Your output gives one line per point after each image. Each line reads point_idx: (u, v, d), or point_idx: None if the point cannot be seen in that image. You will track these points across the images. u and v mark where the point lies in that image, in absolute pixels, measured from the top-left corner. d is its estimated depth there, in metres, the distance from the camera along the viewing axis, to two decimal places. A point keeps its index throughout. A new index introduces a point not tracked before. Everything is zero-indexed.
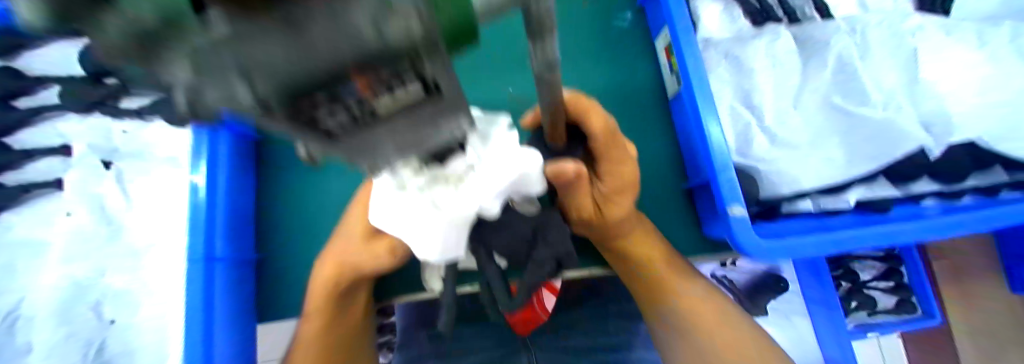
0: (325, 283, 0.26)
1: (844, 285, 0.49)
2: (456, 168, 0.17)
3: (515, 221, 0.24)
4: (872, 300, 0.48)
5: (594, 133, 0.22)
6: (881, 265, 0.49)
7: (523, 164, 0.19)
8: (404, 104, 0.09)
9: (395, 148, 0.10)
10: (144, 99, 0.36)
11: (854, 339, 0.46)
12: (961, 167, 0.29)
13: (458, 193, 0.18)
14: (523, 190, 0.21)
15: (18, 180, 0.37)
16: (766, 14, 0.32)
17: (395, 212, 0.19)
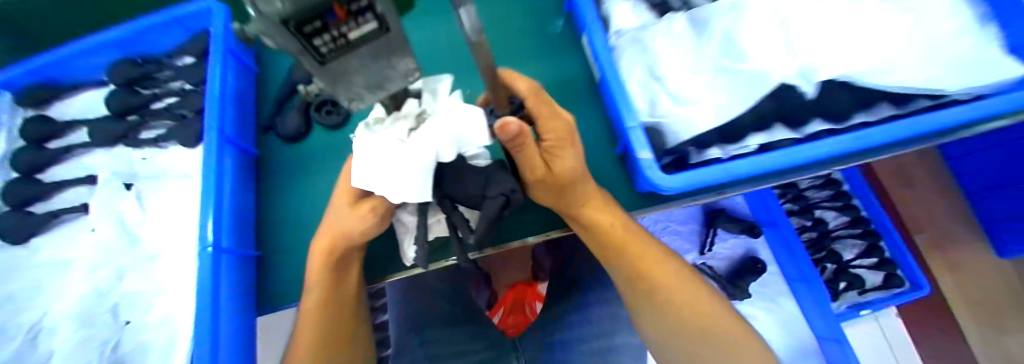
0: (321, 251, 0.30)
1: (830, 267, 0.64)
2: (408, 113, 0.24)
3: (471, 173, 0.30)
4: (858, 280, 0.62)
5: (521, 94, 0.25)
6: (862, 245, 0.64)
7: (465, 116, 0.24)
8: (368, 39, 0.13)
9: (361, 80, 0.16)
10: (157, 131, 0.43)
11: (848, 318, 0.62)
12: (843, 109, 0.34)
13: (417, 134, 0.24)
14: (470, 142, 0.26)
15: (45, 209, 0.43)
16: (664, 6, 0.40)
17: (372, 165, 0.24)
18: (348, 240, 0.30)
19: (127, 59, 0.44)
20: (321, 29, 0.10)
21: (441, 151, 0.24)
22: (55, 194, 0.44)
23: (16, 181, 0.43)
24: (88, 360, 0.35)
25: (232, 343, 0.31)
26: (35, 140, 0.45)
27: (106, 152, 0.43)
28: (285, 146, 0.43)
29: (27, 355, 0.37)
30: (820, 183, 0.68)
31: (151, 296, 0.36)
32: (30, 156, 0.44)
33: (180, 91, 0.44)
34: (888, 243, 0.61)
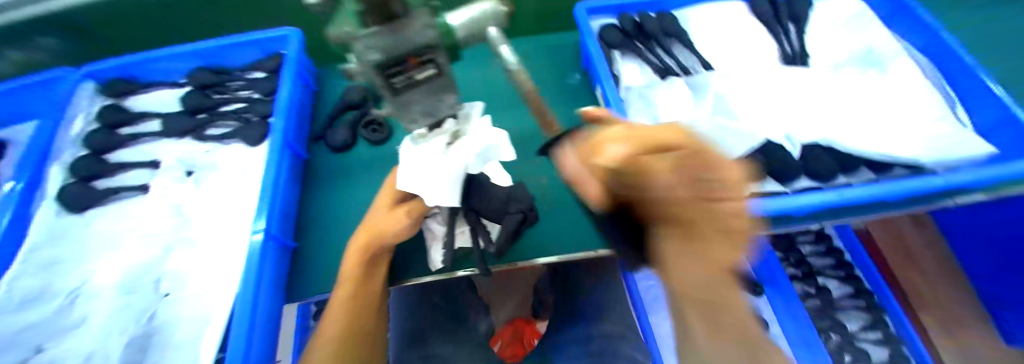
0: (357, 248, 0.33)
1: (834, 339, 0.60)
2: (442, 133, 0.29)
3: (494, 190, 0.34)
4: (864, 353, 0.58)
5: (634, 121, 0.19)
6: (866, 316, 0.61)
7: (489, 137, 0.29)
8: (428, 77, 0.21)
9: (421, 109, 0.24)
10: (223, 129, 0.50)
11: None
12: (830, 167, 0.39)
13: (455, 147, 0.29)
14: (495, 158, 0.30)
15: (105, 185, 0.48)
16: (667, 70, 0.47)
17: (417, 172, 0.29)
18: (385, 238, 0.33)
19: (204, 67, 0.52)
20: (399, 72, 0.19)
21: (469, 163, 0.29)
22: (117, 173, 0.49)
23: (86, 157, 0.48)
24: (124, 326, 0.37)
25: (266, 321, 0.34)
26: (109, 125, 0.51)
27: (174, 141, 0.49)
28: (332, 155, 0.49)
29: (62, 317, 0.40)
30: (822, 249, 0.68)
31: (191, 273, 0.40)
32: (102, 138, 0.50)
33: (248, 98, 0.50)
34: (891, 317, 0.60)
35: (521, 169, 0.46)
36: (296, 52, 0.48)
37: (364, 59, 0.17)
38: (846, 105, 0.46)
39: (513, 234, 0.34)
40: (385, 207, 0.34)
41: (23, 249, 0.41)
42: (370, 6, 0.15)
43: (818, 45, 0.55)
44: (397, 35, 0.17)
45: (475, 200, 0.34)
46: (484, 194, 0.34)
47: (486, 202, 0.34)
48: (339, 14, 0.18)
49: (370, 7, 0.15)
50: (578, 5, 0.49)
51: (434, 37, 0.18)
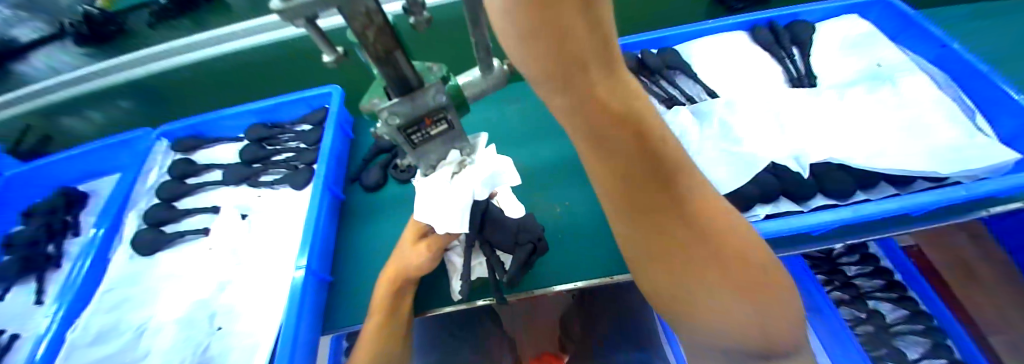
0: (387, 279, 0.36)
1: None
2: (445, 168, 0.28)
3: (507, 221, 0.37)
4: None
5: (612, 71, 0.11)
6: (927, 342, 0.56)
7: (495, 166, 0.31)
8: (441, 132, 0.25)
9: (436, 157, 0.27)
10: (273, 176, 0.56)
11: None
12: (842, 185, 0.40)
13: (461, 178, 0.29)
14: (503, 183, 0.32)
15: (173, 229, 0.55)
16: (672, 101, 0.49)
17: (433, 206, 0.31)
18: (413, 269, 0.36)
19: (261, 123, 0.60)
20: (416, 129, 0.23)
21: (476, 191, 0.30)
22: (183, 217, 0.56)
23: (157, 205, 0.56)
24: (181, 359, 0.41)
25: (306, 352, 0.37)
26: (178, 177, 0.59)
27: (232, 188, 0.56)
28: (365, 194, 0.54)
29: (127, 352, 0.44)
30: (868, 271, 0.63)
31: (241, 307, 0.44)
32: (172, 189, 0.57)
33: (297, 148, 0.57)
34: (955, 343, 0.55)
35: (535, 200, 0.48)
36: (338, 108, 0.57)
37: (389, 123, 0.21)
38: (858, 121, 0.47)
39: (527, 264, 0.37)
40: (411, 243, 0.37)
41: (100, 290, 0.48)
42: (381, 55, 0.17)
43: (823, 66, 0.57)
44: (412, 101, 0.21)
45: (489, 231, 0.37)
46: (498, 225, 0.37)
47: (500, 233, 0.37)
48: (370, 93, 0.23)
49: (380, 55, 0.17)
50: None
51: (443, 99, 0.22)
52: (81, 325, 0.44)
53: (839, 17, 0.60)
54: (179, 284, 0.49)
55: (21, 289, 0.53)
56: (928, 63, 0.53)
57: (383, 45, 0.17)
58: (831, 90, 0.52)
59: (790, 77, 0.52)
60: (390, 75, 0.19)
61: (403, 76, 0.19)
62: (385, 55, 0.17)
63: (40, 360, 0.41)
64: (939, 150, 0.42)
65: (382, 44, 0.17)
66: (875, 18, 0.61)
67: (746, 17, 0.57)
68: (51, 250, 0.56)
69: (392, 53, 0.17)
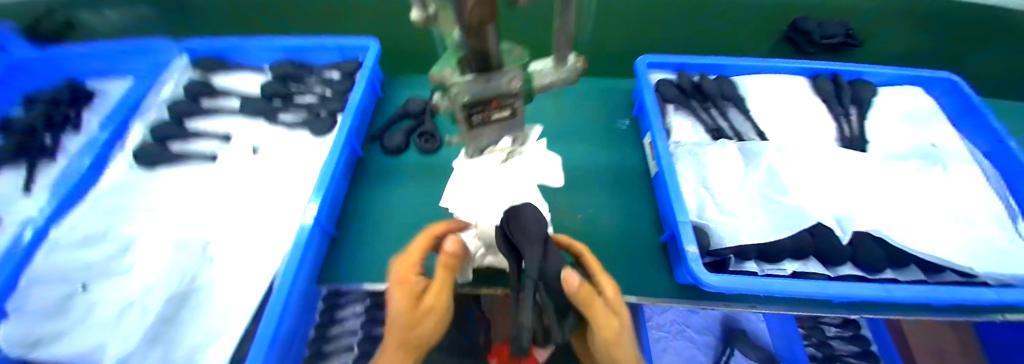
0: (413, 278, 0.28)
1: None
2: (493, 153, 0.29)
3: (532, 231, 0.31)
4: None
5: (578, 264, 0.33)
6: None
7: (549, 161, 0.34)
8: (503, 118, 0.24)
9: (487, 140, 0.27)
10: (293, 116, 0.53)
11: None
12: (876, 259, 0.38)
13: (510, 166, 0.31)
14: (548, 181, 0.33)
15: (180, 149, 0.52)
16: (720, 133, 0.47)
17: None
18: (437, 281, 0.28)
19: (289, 60, 0.58)
20: (481, 110, 0.22)
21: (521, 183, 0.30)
22: (192, 139, 0.53)
23: (167, 120, 0.53)
24: (167, 282, 0.39)
25: (297, 302, 0.36)
26: (192, 95, 0.57)
27: (249, 121, 0.54)
28: (384, 156, 0.52)
29: (112, 262, 0.41)
30: (845, 335, 0.63)
31: (235, 243, 0.43)
32: (184, 105, 0.54)
33: (321, 94, 0.55)
34: None
35: (557, 202, 0.46)
36: (373, 62, 0.54)
37: (456, 98, 0.20)
38: (904, 197, 0.45)
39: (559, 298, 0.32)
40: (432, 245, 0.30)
41: (96, 193, 0.46)
42: (472, 28, 0.11)
43: (875, 133, 0.55)
44: (487, 84, 0.19)
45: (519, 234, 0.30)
46: (519, 226, 0.29)
47: (547, 262, 0.29)
48: (441, 61, 0.22)
49: (471, 28, 0.11)
50: (641, 57, 0.51)
51: (517, 86, 0.21)
52: (69, 224, 0.42)
53: (902, 87, 0.58)
54: (174, 205, 0.47)
55: (10, 175, 0.51)
56: (980, 155, 0.52)
57: (481, 21, 0.10)
58: (881, 158, 0.50)
59: (842, 135, 0.50)
60: (473, 58, 0.17)
61: (487, 55, 0.17)
62: (475, 29, 0.11)
63: (22, 249, 0.39)
64: (983, 244, 0.40)
65: (481, 19, 0.10)
66: (937, 96, 0.59)
67: (812, 64, 0.54)
68: (47, 141, 0.54)
69: (484, 28, 0.12)
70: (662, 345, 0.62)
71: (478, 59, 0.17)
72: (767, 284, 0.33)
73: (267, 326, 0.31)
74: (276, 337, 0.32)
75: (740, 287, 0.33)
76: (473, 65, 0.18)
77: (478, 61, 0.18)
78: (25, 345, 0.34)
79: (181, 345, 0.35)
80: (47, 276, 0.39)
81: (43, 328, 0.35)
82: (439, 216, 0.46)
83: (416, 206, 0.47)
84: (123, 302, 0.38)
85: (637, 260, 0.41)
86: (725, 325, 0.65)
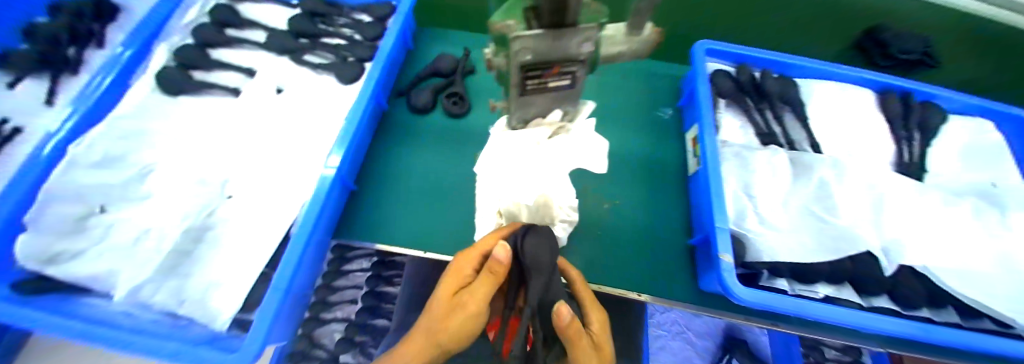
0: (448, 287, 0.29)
1: None
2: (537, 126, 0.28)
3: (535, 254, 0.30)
4: None
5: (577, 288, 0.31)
6: None
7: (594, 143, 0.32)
8: (559, 85, 0.22)
9: (536, 109, 0.25)
10: (319, 59, 0.52)
11: None
12: (917, 295, 0.36)
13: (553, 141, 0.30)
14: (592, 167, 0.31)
15: (201, 77, 0.51)
16: (772, 138, 0.44)
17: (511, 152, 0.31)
18: (480, 288, 0.27)
19: None
20: (540, 74, 0.20)
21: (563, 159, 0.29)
22: (214, 69, 0.52)
23: (191, 47, 0.51)
24: (185, 214, 0.39)
25: (313, 252, 0.35)
26: (218, 24, 0.54)
27: (273, 57, 0.52)
28: (410, 114, 0.50)
29: (132, 187, 0.41)
30: (845, 359, 0.63)
31: (253, 183, 0.42)
32: (209, 33, 0.52)
33: (350, 38, 0.52)
34: None
35: (584, 187, 0.44)
36: (408, 10, 0.50)
37: (518, 57, 0.18)
38: (956, 235, 0.42)
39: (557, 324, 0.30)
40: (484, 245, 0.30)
41: (110, 116, 0.44)
42: None
43: (935, 162, 0.50)
44: (555, 42, 0.17)
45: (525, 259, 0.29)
46: (536, 245, 0.27)
47: (551, 288, 0.27)
48: (503, 10, 0.19)
49: None
50: (699, 42, 0.46)
51: (585, 50, 0.19)
52: (86, 142, 0.40)
53: (969, 117, 0.53)
54: (196, 135, 0.46)
55: (33, 84, 0.50)
56: None
57: None
58: (937, 190, 0.46)
59: (901, 159, 0.46)
60: (550, 12, 0.14)
61: (566, 9, 0.14)
62: None
63: (44, 161, 0.39)
64: None
65: None
66: (1006, 132, 0.54)
67: (884, 77, 0.49)
68: (72, 54, 0.53)
69: None
70: (661, 342, 0.63)
71: (556, 14, 0.15)
72: (799, 305, 0.31)
73: (280, 278, 0.31)
74: (291, 287, 0.32)
75: (767, 304, 0.31)
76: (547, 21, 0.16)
77: (555, 17, 0.15)
78: (42, 261, 0.34)
79: (197, 280, 0.35)
80: (61, 193, 0.37)
81: (64, 244, 0.36)
82: (460, 185, 0.45)
83: (438, 171, 0.46)
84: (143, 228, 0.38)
85: (660, 259, 0.40)
86: (725, 332, 0.65)
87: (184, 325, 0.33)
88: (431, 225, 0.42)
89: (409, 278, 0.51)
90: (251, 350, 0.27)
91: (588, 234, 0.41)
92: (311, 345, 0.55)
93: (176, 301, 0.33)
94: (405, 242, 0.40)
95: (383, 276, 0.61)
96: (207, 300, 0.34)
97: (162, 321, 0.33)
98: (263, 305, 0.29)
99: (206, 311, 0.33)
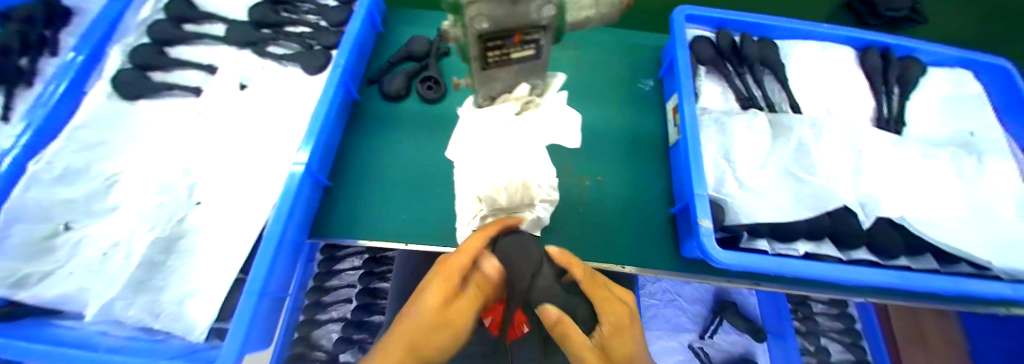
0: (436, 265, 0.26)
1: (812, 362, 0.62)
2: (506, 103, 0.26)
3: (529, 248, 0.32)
4: None
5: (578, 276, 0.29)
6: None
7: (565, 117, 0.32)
8: (524, 57, 0.21)
9: (501, 84, 0.24)
10: (283, 50, 0.50)
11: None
12: (892, 245, 0.37)
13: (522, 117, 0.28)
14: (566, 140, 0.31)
15: (161, 79, 0.48)
16: (752, 102, 0.43)
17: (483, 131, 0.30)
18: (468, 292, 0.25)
19: None
20: (501, 44, 0.19)
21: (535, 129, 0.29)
22: (174, 69, 0.49)
23: (147, 47, 0.48)
24: (153, 223, 0.38)
25: (288, 251, 0.35)
26: (173, 19, 0.51)
27: (234, 51, 0.49)
28: (383, 103, 0.48)
29: (96, 200, 0.39)
30: (832, 312, 0.66)
31: (224, 187, 0.41)
32: (163, 30, 0.49)
33: (315, 24, 0.50)
34: None
35: (566, 165, 0.44)
36: None
37: (473, 26, 0.16)
38: (934, 186, 0.42)
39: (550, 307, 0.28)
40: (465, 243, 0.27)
41: (67, 125, 0.41)
42: None
43: (914, 115, 0.50)
44: (513, 7, 0.16)
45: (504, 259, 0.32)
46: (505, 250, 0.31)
47: (540, 294, 0.29)
48: None
49: None
50: (679, 8, 0.45)
51: (548, 15, 0.17)
52: (45, 159, 0.38)
53: (951, 68, 0.53)
54: (161, 140, 0.44)
55: None
56: (1019, 149, 0.48)
57: None
58: (917, 142, 0.46)
59: (880, 115, 0.46)
60: None
61: None
62: None
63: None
64: (1007, 240, 0.38)
65: None
66: (985, 81, 0.53)
67: (864, 33, 0.49)
68: (24, 63, 0.49)
69: None
70: (652, 311, 0.64)
71: None
72: (772, 260, 0.31)
73: (253, 282, 0.30)
74: (266, 289, 0.32)
75: (745, 266, 0.31)
76: None
77: None
78: (8, 286, 0.32)
79: (171, 289, 0.35)
80: (22, 213, 0.36)
81: (31, 267, 0.34)
82: (440, 172, 0.44)
83: (415, 160, 0.45)
84: (111, 241, 0.37)
85: (643, 231, 0.40)
86: (716, 296, 0.66)
87: (161, 339, 0.33)
88: (412, 214, 0.41)
89: (400, 268, 0.51)
90: (227, 359, 0.28)
91: (570, 211, 0.41)
92: (309, 348, 0.55)
93: (149, 315, 0.33)
94: (385, 235, 0.40)
95: (376, 273, 0.60)
96: (183, 311, 0.34)
97: (140, 337, 0.33)
98: (237, 310, 0.29)
99: (181, 324, 0.33)
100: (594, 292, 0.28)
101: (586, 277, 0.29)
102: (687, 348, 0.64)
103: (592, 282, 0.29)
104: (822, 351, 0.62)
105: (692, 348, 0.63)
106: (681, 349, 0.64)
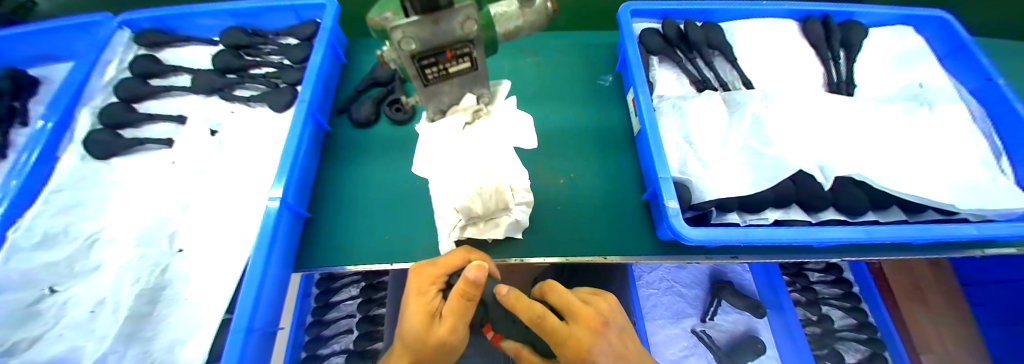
0: (425, 296, 0.25)
1: (816, 331, 0.62)
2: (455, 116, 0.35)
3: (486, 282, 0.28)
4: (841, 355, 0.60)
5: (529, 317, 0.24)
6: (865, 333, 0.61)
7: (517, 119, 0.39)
8: (460, 71, 0.25)
9: (447, 98, 0.30)
10: (251, 92, 0.52)
11: None
12: (859, 203, 0.38)
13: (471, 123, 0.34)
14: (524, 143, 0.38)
15: (132, 135, 0.49)
16: (705, 84, 0.46)
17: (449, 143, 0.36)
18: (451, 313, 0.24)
19: (239, 27, 0.54)
20: (436, 62, 0.22)
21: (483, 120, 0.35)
22: (144, 124, 0.49)
23: (114, 105, 0.48)
24: (136, 276, 0.37)
25: (272, 286, 0.35)
26: (139, 76, 0.52)
27: (202, 99, 0.51)
28: (355, 130, 0.50)
29: (78, 260, 0.39)
30: (829, 279, 0.67)
31: (205, 231, 0.41)
32: (130, 87, 0.50)
33: (279, 64, 0.52)
34: (891, 353, 0.59)
35: (536, 164, 0.45)
36: (331, 25, 0.49)
37: (402, 47, 0.18)
38: (891, 138, 0.44)
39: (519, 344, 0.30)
40: (441, 265, 0.27)
41: (45, 190, 0.42)
42: None
43: (863, 76, 0.53)
44: (436, 27, 0.17)
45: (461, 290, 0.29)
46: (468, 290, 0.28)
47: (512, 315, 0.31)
48: (383, 2, 0.19)
49: None
50: (624, 5, 0.47)
51: (471, 30, 0.19)
52: (24, 225, 0.38)
53: (892, 27, 0.56)
54: (137, 192, 0.44)
55: None
56: (967, 93, 0.50)
57: None
58: (870, 99, 0.48)
59: (829, 80, 0.49)
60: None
61: None
62: None
63: None
64: (960, 182, 0.40)
65: None
66: (926, 33, 0.56)
67: (803, 6, 0.51)
68: None
69: None
70: (651, 301, 0.65)
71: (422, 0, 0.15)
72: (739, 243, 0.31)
73: (240, 319, 0.30)
74: (253, 324, 0.32)
75: (711, 240, 0.32)
76: (420, 9, 0.16)
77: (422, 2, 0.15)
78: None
79: (162, 337, 0.34)
80: (6, 281, 0.36)
81: (20, 333, 0.35)
82: (416, 190, 0.45)
83: (390, 180, 0.46)
84: (95, 300, 0.36)
85: (620, 221, 0.41)
86: (712, 276, 0.67)
87: None
88: (394, 235, 0.41)
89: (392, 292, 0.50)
90: None
91: (547, 210, 0.41)
92: None
93: None
94: (368, 259, 0.40)
95: (374, 299, 0.60)
96: (172, 358, 0.33)
97: None
98: (227, 347, 0.29)
99: None
100: (550, 331, 0.23)
101: (544, 316, 0.23)
102: (690, 333, 0.63)
103: (543, 325, 0.24)
104: (824, 318, 0.62)
105: (695, 333, 0.63)
106: (685, 334, 0.63)
